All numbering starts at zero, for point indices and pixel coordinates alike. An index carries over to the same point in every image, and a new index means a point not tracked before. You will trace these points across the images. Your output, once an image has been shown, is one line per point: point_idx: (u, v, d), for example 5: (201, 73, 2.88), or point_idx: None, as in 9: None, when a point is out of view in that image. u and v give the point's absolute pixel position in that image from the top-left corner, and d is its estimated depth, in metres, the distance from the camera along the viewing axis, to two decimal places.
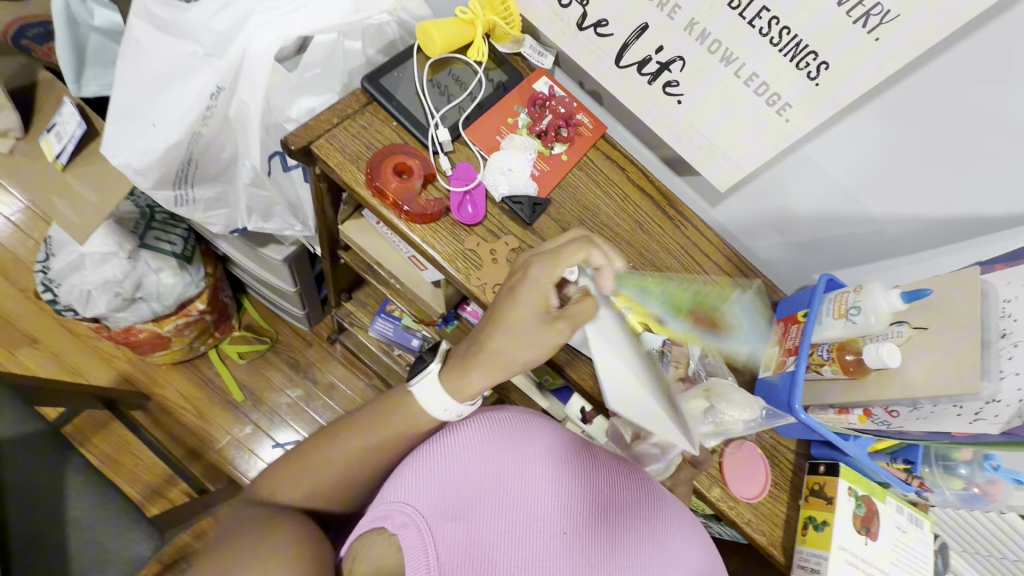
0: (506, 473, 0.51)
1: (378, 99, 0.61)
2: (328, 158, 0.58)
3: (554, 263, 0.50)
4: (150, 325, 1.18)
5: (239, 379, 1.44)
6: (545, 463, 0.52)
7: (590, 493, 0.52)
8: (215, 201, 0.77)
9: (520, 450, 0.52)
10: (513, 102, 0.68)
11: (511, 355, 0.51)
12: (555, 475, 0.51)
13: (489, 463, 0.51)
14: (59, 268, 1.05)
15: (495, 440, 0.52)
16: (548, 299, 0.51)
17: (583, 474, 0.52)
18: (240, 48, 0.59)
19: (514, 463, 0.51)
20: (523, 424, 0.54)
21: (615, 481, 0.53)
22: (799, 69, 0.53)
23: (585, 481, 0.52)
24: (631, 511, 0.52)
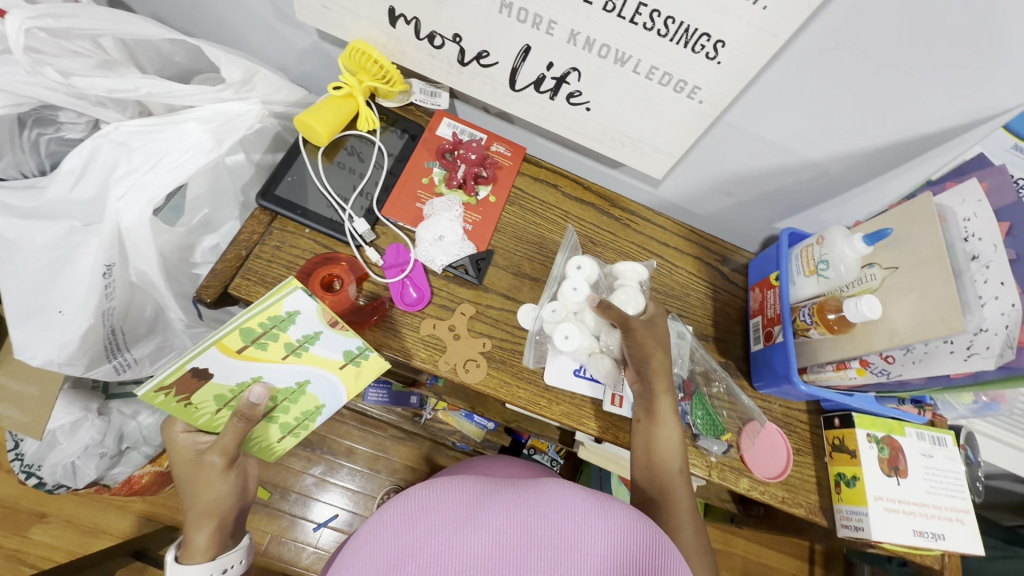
0: (409, 552, 0.43)
1: (282, 213, 0.57)
2: (250, 295, 0.54)
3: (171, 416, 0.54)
4: (150, 467, 1.10)
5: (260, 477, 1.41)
6: (452, 524, 0.44)
7: (512, 537, 0.43)
8: (159, 351, 0.72)
9: (420, 522, 0.44)
10: (422, 159, 0.64)
11: (196, 496, 0.51)
12: (465, 523, 0.44)
13: (389, 548, 0.44)
14: (34, 451, 0.99)
15: (401, 515, 0.45)
16: (193, 439, 0.53)
17: (497, 518, 0.44)
18: (112, 224, 0.54)
19: (416, 538, 0.44)
20: (428, 488, 0.47)
21: (535, 505, 0.45)
22: (696, 53, 0.50)
23: (505, 526, 0.44)
24: (570, 535, 0.43)
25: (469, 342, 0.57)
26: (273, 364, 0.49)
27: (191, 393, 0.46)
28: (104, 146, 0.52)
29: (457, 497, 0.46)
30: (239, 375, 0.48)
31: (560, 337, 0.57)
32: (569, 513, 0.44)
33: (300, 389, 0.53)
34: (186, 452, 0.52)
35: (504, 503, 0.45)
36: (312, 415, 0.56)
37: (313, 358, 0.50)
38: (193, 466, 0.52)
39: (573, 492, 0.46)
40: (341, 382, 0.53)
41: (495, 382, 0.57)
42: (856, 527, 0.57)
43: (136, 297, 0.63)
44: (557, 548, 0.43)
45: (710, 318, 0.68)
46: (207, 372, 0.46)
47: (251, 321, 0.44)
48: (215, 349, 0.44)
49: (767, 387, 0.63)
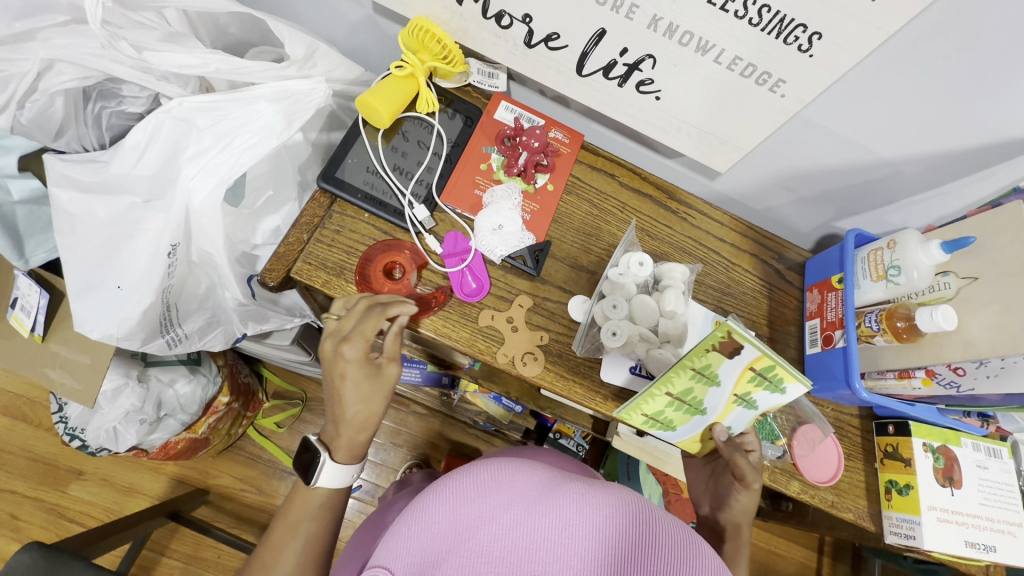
0: (478, 522, 0.43)
1: (341, 196, 0.56)
2: (312, 280, 0.53)
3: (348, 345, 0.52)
4: (185, 434, 1.15)
5: (286, 446, 1.44)
6: (523, 502, 0.43)
7: (583, 529, 0.41)
8: (208, 326, 0.73)
9: (492, 496, 0.44)
10: (480, 144, 0.62)
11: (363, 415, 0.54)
12: (537, 507, 0.43)
13: (459, 514, 0.44)
14: (77, 415, 1.02)
15: (472, 486, 0.45)
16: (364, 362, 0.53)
17: (571, 506, 0.43)
18: (180, 203, 0.54)
19: (486, 509, 0.43)
20: (500, 466, 0.47)
21: (607, 501, 0.43)
22: (788, 44, 0.47)
23: (579, 515, 0.42)
24: (640, 540, 0.41)
25: (527, 334, 0.56)
26: (723, 393, 0.51)
27: (716, 352, 0.45)
28: (168, 122, 0.51)
29: (529, 479, 0.46)
30: (724, 376, 0.48)
31: (607, 333, 0.55)
32: (640, 519, 0.43)
33: (691, 412, 0.54)
34: (361, 369, 0.53)
35: (576, 493, 0.44)
36: (654, 425, 0.56)
37: (730, 409, 0.53)
38: (359, 393, 0.53)
39: (644, 504, 0.44)
40: (700, 429, 0.56)
41: (552, 375, 0.56)
42: (906, 535, 0.57)
43: (192, 275, 0.63)
44: (626, 552, 0.41)
45: (765, 319, 0.67)
46: (728, 353, 0.45)
47: (784, 374, 0.46)
48: (755, 356, 0.45)
49: (823, 391, 0.62)
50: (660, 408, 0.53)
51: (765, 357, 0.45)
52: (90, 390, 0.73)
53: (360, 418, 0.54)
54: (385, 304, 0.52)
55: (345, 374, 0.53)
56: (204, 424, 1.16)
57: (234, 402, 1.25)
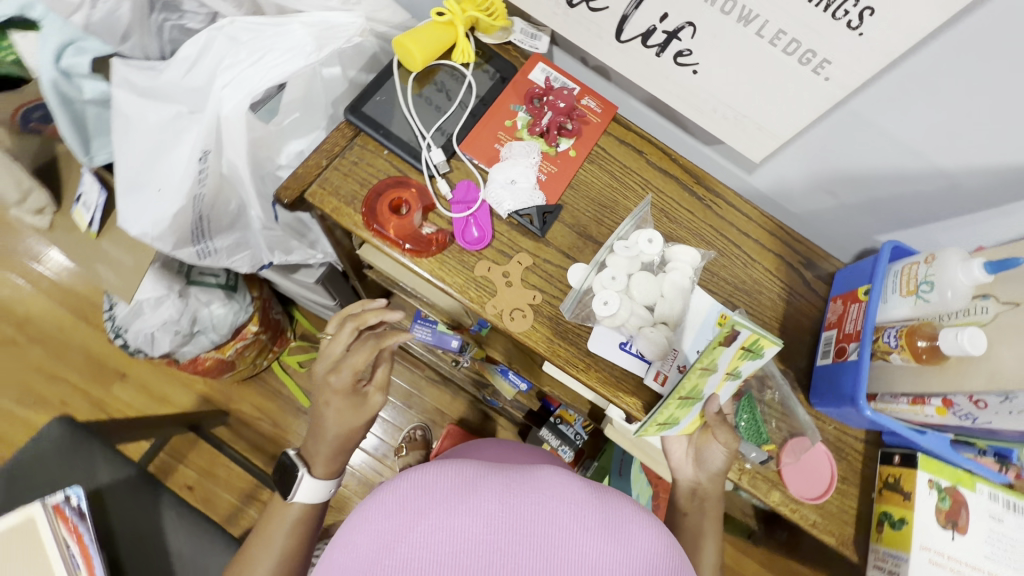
0: (401, 535, 0.38)
1: (365, 130, 0.58)
2: (323, 204, 0.56)
3: (348, 367, 0.60)
4: (213, 352, 1.24)
5: (304, 386, 1.52)
6: (443, 503, 0.40)
7: (509, 521, 0.39)
8: (237, 246, 0.77)
9: (412, 502, 0.40)
10: (509, 101, 0.62)
11: (346, 436, 0.63)
12: (459, 507, 0.39)
13: (378, 532, 0.39)
14: (122, 317, 1.12)
15: (391, 493, 0.41)
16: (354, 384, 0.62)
17: (493, 501, 0.40)
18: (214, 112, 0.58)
19: (407, 517, 0.39)
20: (419, 467, 0.43)
21: (530, 492, 0.41)
22: (836, 19, 0.44)
23: (503, 509, 0.39)
24: (568, 530, 0.39)
25: (520, 292, 0.56)
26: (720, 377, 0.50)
27: (731, 343, 0.45)
28: (218, 37, 0.58)
29: (449, 475, 0.42)
30: (729, 362, 0.48)
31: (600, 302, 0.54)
32: (568, 509, 0.41)
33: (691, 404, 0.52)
34: (347, 397, 0.61)
35: (497, 485, 0.41)
36: (664, 428, 0.53)
37: (722, 386, 0.51)
38: (351, 412, 0.62)
39: (572, 486, 0.42)
40: (694, 419, 0.54)
41: (537, 336, 0.56)
42: (891, 572, 0.53)
43: (224, 189, 0.67)
44: (560, 540, 0.39)
45: (779, 320, 0.63)
46: (728, 344, 0.46)
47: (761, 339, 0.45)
48: (747, 336, 0.45)
49: (826, 407, 0.58)
50: (669, 412, 0.51)
51: (755, 334, 0.45)
52: (129, 287, 0.81)
53: (339, 438, 0.63)
54: (380, 336, 0.61)
55: (334, 400, 0.61)
56: (231, 346, 1.24)
57: (263, 333, 1.33)
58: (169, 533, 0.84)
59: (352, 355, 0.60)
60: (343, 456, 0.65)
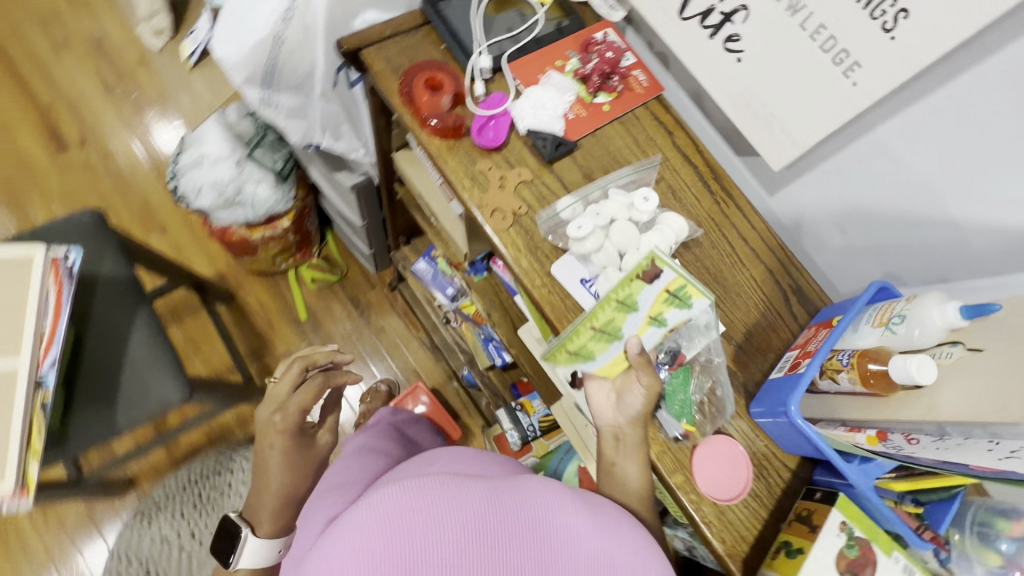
0: (395, 556, 0.36)
1: (432, 21, 0.65)
2: (371, 65, 0.64)
3: (283, 411, 0.69)
4: (243, 229, 1.34)
5: (307, 300, 1.62)
6: (433, 520, 0.37)
7: (499, 530, 0.38)
8: (295, 112, 0.83)
9: (401, 524, 0.36)
10: (567, 47, 0.68)
11: (285, 487, 0.68)
12: (451, 523, 0.37)
13: (367, 555, 0.36)
14: (184, 164, 1.25)
15: (377, 514, 0.37)
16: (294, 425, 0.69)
17: (489, 512, 0.38)
18: None
19: (399, 543, 0.36)
20: (400, 485, 0.38)
21: (523, 501, 0.40)
22: (873, 19, 0.46)
23: (498, 518, 0.38)
24: (560, 538, 0.39)
25: (509, 196, 0.60)
26: (642, 317, 0.53)
27: (656, 282, 0.52)
28: None
29: (441, 485, 0.39)
30: (652, 303, 0.53)
31: (574, 224, 0.57)
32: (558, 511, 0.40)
33: (609, 337, 0.53)
34: (287, 439, 0.68)
35: (485, 491, 0.40)
36: (578, 356, 0.54)
37: (642, 330, 0.54)
38: (289, 455, 0.68)
39: (555, 493, 0.41)
40: (608, 360, 0.54)
41: (508, 239, 0.58)
42: None
43: (302, 45, 0.74)
44: (556, 544, 0.39)
45: (744, 327, 0.61)
46: (649, 281, 0.52)
47: (691, 287, 0.51)
48: (672, 279, 0.51)
49: (761, 416, 0.56)
50: (584, 338, 0.53)
51: (681, 279, 0.51)
52: None
53: (280, 489, 0.68)
54: (320, 381, 0.73)
55: (273, 455, 0.68)
56: (259, 230, 1.33)
57: (292, 234, 1.43)
58: (132, 339, 0.90)
59: (293, 398, 0.70)
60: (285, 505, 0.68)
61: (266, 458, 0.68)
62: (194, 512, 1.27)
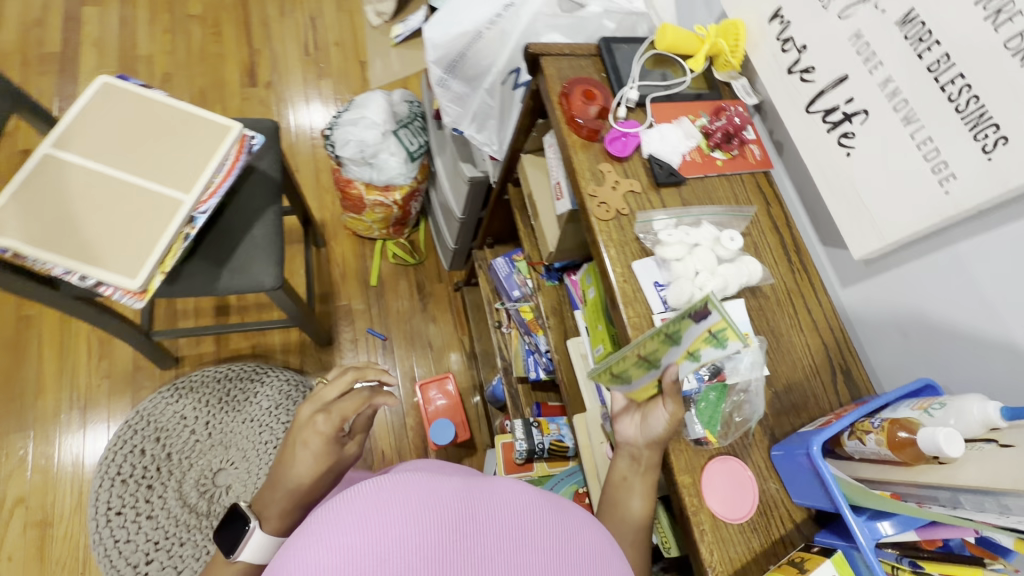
0: (372, 544, 0.38)
1: (602, 54, 0.81)
2: (545, 69, 0.78)
3: (336, 412, 0.65)
4: (362, 187, 1.53)
5: (382, 271, 1.79)
6: (409, 511, 0.39)
7: (471, 520, 0.41)
8: (461, 97, 1.01)
9: (379, 514, 0.39)
10: (701, 108, 0.80)
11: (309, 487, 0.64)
12: (426, 511, 0.40)
13: (346, 546, 0.38)
14: (343, 118, 1.47)
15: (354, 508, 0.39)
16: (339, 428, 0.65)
17: (461, 504, 0.41)
18: None
19: (377, 530, 0.38)
20: (376, 481, 0.41)
21: (491, 502, 0.42)
22: (975, 139, 0.54)
23: (472, 511, 0.41)
24: (528, 527, 0.42)
25: (619, 197, 0.70)
26: (677, 350, 0.54)
27: (698, 322, 0.49)
28: None
29: (416, 480, 0.42)
30: (688, 338, 0.52)
31: (665, 232, 0.68)
32: (526, 505, 0.43)
33: (646, 365, 0.57)
34: (327, 443, 0.63)
35: (456, 486, 0.42)
36: (615, 376, 0.59)
37: (680, 360, 0.55)
38: (326, 457, 0.64)
39: (519, 491, 0.44)
40: (642, 384, 0.60)
41: (605, 229, 0.68)
42: None
43: (491, 45, 0.91)
44: (525, 536, 0.42)
45: (786, 380, 0.65)
46: (694, 320, 0.49)
47: (726, 333, 0.48)
48: (715, 321, 0.48)
49: (780, 457, 0.58)
50: (624, 358, 0.56)
51: (723, 324, 0.48)
52: None
53: (304, 490, 0.63)
54: (372, 392, 0.70)
55: (307, 451, 0.63)
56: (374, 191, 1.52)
57: (397, 208, 1.61)
58: (258, 223, 1.06)
59: (345, 403, 0.66)
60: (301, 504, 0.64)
61: (298, 452, 0.63)
62: (216, 407, 1.36)
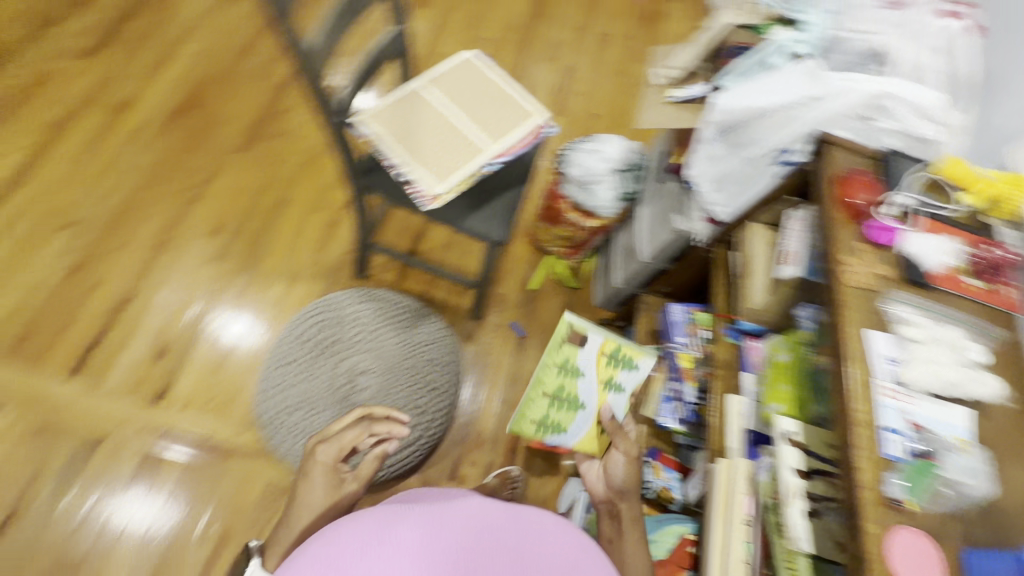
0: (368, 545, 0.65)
1: (882, 162, 0.91)
2: (830, 156, 0.91)
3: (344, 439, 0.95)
4: (570, 206, 1.74)
5: (543, 280, 1.96)
6: (388, 523, 0.67)
7: (438, 523, 0.67)
8: (718, 158, 1.12)
9: (373, 529, 0.66)
10: (967, 236, 0.82)
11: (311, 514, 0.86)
12: (396, 523, 0.67)
13: (356, 543, 0.65)
14: (585, 146, 1.71)
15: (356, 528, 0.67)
16: (336, 468, 0.93)
17: (428, 520, 0.68)
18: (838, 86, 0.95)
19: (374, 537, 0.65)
20: (357, 521, 0.68)
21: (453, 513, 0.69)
22: None
23: (441, 518, 0.68)
24: (480, 524, 0.68)
25: (871, 273, 0.77)
26: (600, 384, 1.29)
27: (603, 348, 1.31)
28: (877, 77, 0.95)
29: (386, 518, 0.68)
30: (606, 370, 1.30)
31: (908, 316, 0.74)
32: (483, 519, 0.69)
33: (585, 399, 1.29)
34: (327, 474, 0.91)
35: (423, 511, 0.69)
36: (570, 403, 1.28)
37: (604, 390, 1.30)
38: (324, 488, 0.90)
39: (472, 504, 0.71)
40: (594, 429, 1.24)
41: (851, 293, 0.75)
42: None
43: (774, 122, 1.01)
44: (483, 526, 0.68)
45: (998, 506, 0.63)
46: (599, 348, 1.31)
47: (627, 350, 1.30)
48: (607, 342, 1.31)
49: (980, 558, 0.60)
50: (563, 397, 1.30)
51: (627, 350, 1.30)
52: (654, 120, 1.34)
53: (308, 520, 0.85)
54: (374, 424, 0.99)
55: (310, 483, 0.90)
56: (580, 213, 1.72)
57: (585, 234, 1.79)
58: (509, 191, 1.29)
59: (320, 456, 0.93)
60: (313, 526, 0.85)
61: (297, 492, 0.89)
62: (391, 324, 1.60)
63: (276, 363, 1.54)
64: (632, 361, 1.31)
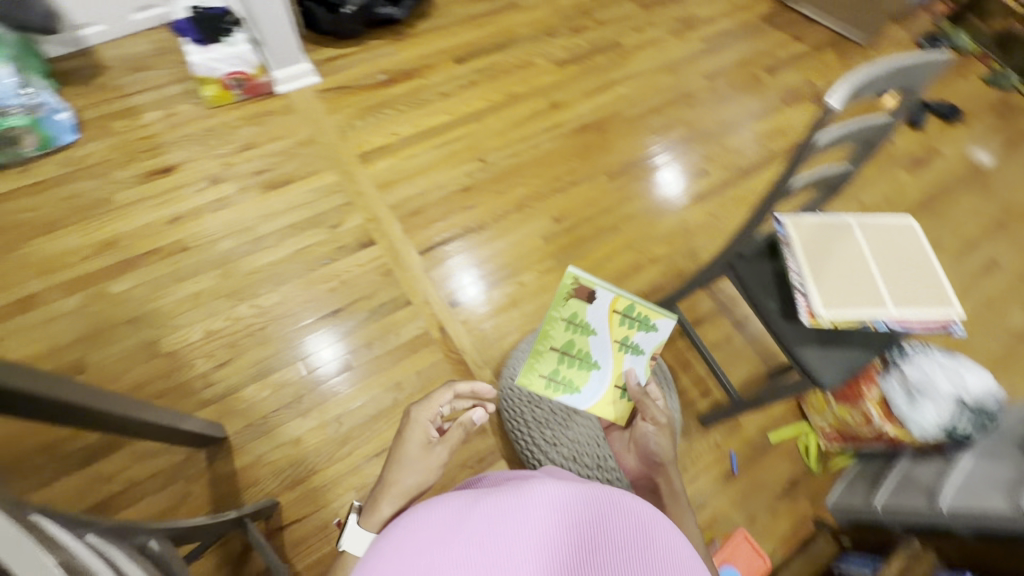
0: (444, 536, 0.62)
1: None
2: None
3: (420, 416, 1.14)
4: (874, 399, 1.53)
5: (784, 441, 1.80)
6: (458, 518, 0.63)
7: (508, 518, 0.63)
8: None
9: (445, 525, 0.63)
10: None
11: (408, 477, 1.06)
12: (466, 521, 0.63)
13: (429, 532, 0.63)
14: (938, 359, 1.50)
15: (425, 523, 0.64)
16: (426, 435, 1.13)
17: (496, 511, 0.64)
18: None
19: (450, 531, 0.62)
20: (426, 511, 0.66)
21: (520, 513, 0.64)
22: None
23: (517, 517, 0.64)
24: (557, 523, 0.64)
25: None
26: (610, 334, 1.38)
27: (579, 296, 1.35)
28: None
29: (456, 510, 0.65)
30: (588, 319, 1.36)
31: None
32: (559, 518, 0.65)
33: (591, 363, 1.39)
34: (417, 445, 1.11)
35: (490, 503, 0.65)
36: (586, 362, 1.39)
37: (620, 352, 1.39)
38: (415, 458, 1.08)
39: (542, 500, 0.66)
40: (604, 394, 1.39)
41: None
42: None
43: None
44: (556, 521, 0.64)
45: None
46: (585, 300, 1.34)
47: (619, 312, 1.35)
48: (614, 299, 1.34)
49: None
50: (556, 357, 1.40)
51: (620, 308, 1.35)
52: None
53: (406, 479, 1.05)
54: (432, 399, 1.17)
55: (405, 452, 1.10)
56: (883, 414, 1.51)
57: (871, 434, 1.59)
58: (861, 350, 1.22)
59: (412, 427, 1.13)
60: (406, 478, 1.05)
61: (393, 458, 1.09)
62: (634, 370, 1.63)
63: (514, 377, 1.60)
64: (649, 322, 1.38)
